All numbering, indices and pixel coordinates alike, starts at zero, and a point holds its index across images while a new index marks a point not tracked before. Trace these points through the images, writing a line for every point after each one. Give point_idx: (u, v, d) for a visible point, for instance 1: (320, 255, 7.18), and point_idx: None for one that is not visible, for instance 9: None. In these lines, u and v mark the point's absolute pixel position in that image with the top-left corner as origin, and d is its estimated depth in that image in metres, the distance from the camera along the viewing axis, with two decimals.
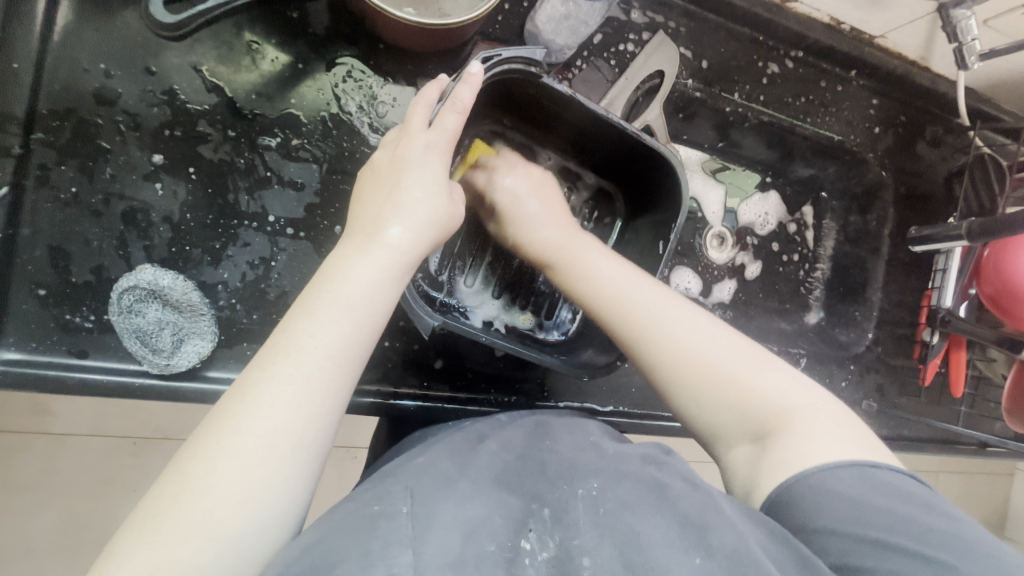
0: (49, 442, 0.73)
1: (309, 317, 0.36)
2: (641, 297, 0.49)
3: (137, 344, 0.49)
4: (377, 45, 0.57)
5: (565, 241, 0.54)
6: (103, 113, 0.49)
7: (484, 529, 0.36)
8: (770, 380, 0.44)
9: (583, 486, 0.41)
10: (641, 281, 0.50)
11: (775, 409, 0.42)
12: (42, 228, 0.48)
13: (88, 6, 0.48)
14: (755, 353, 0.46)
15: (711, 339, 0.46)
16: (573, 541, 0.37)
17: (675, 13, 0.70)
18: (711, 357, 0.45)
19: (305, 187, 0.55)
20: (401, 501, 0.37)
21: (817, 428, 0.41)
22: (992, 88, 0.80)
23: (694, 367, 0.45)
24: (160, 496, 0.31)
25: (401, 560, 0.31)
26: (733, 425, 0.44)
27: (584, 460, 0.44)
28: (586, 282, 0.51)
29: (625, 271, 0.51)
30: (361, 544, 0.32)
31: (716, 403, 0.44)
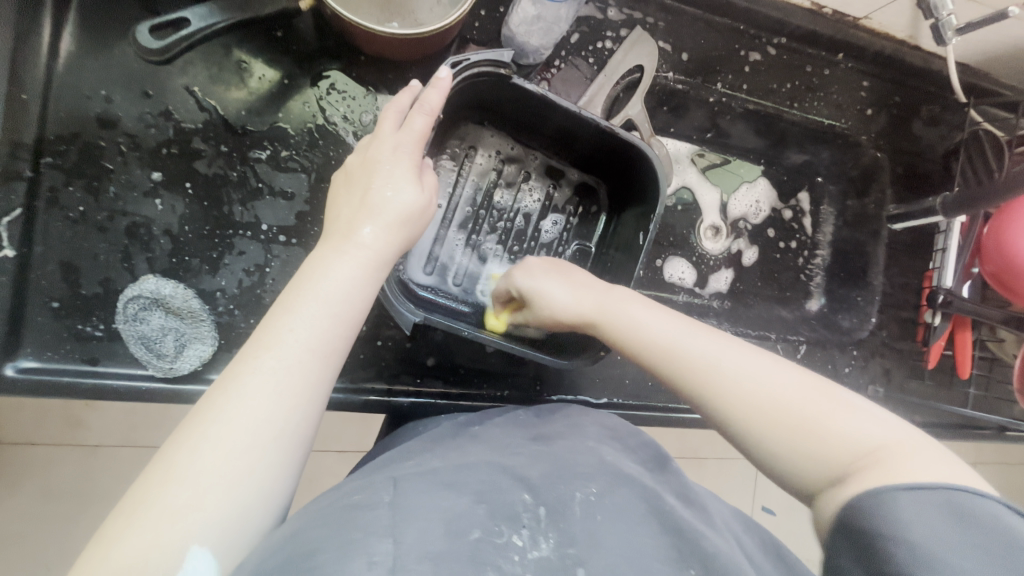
0: (87, 451, 0.80)
1: (290, 313, 0.39)
2: (693, 345, 0.45)
3: (142, 349, 0.53)
4: (358, 57, 0.59)
5: (598, 302, 0.51)
6: (105, 136, 0.53)
7: (465, 518, 0.37)
8: (841, 414, 0.39)
9: (581, 489, 0.42)
10: (698, 331, 0.47)
11: (861, 447, 0.37)
12: (53, 245, 0.52)
13: (88, 38, 0.52)
14: (819, 387, 0.42)
15: (775, 380, 0.42)
16: (567, 549, 0.37)
17: (652, 8, 0.71)
18: (769, 396, 0.41)
19: (295, 196, 0.57)
20: (383, 491, 0.39)
21: (896, 460, 0.36)
22: (987, 62, 0.78)
23: (752, 413, 0.41)
24: (145, 485, 0.33)
25: (380, 548, 0.32)
26: (808, 467, 0.39)
27: (579, 459, 0.45)
28: (634, 332, 0.48)
29: (669, 319, 0.48)
30: (337, 532, 0.34)
31: (788, 445, 0.40)
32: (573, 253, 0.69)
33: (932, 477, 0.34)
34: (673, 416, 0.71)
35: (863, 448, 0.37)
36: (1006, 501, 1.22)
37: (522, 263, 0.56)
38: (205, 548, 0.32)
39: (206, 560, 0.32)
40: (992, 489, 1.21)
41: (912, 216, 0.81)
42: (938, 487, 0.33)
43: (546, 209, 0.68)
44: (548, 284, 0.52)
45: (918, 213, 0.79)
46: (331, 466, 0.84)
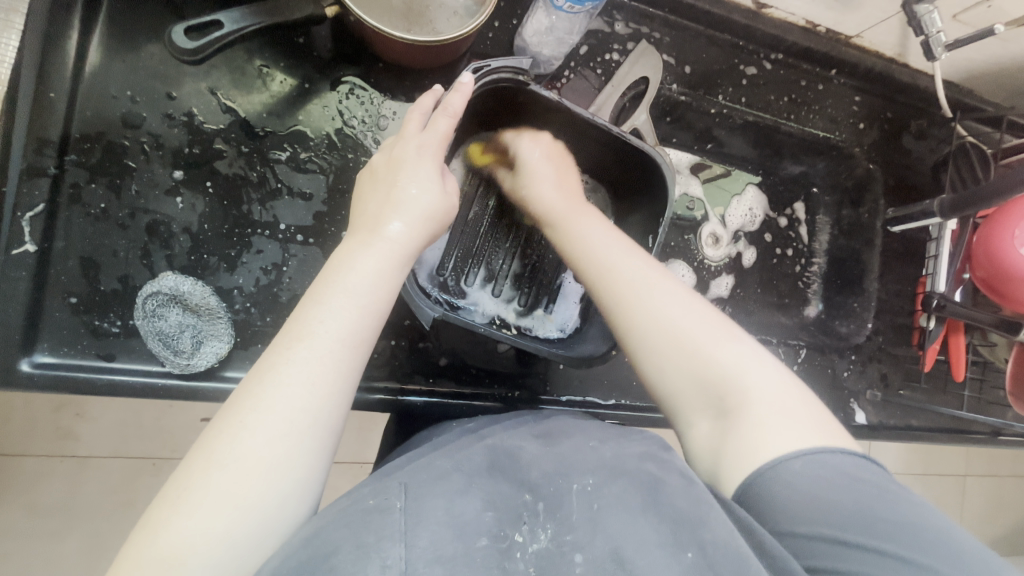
0: (73, 464, 0.80)
1: (318, 306, 0.40)
2: (627, 272, 0.49)
3: (160, 345, 0.53)
4: (376, 64, 0.61)
5: (567, 211, 0.57)
6: (129, 136, 0.54)
7: (473, 525, 0.36)
8: (735, 351, 0.44)
9: (578, 480, 0.40)
10: (634, 254, 0.51)
11: (736, 385, 0.42)
12: (75, 242, 0.52)
13: (115, 40, 0.53)
14: (722, 326, 0.46)
15: (682, 312, 0.46)
16: (565, 536, 0.37)
17: (656, 24, 0.74)
18: (676, 330, 0.45)
19: (313, 197, 0.59)
20: (395, 495, 0.37)
21: (772, 408, 0.41)
22: (970, 80, 0.82)
23: (658, 341, 0.46)
24: (191, 471, 0.35)
25: (394, 553, 0.33)
26: (695, 394, 0.44)
27: (580, 454, 0.43)
28: (587, 248, 0.53)
29: (619, 243, 0.52)
30: (354, 536, 0.33)
31: (675, 371, 0.45)
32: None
33: (811, 436, 0.39)
34: None
35: (742, 386, 0.42)
36: (1001, 509, 1.24)
37: (531, 134, 0.62)
38: (245, 528, 0.34)
39: (250, 544, 0.34)
40: (987, 498, 1.23)
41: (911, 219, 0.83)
42: (811, 451, 0.38)
43: None
44: (535, 177, 0.60)
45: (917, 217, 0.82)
46: (336, 470, 0.84)
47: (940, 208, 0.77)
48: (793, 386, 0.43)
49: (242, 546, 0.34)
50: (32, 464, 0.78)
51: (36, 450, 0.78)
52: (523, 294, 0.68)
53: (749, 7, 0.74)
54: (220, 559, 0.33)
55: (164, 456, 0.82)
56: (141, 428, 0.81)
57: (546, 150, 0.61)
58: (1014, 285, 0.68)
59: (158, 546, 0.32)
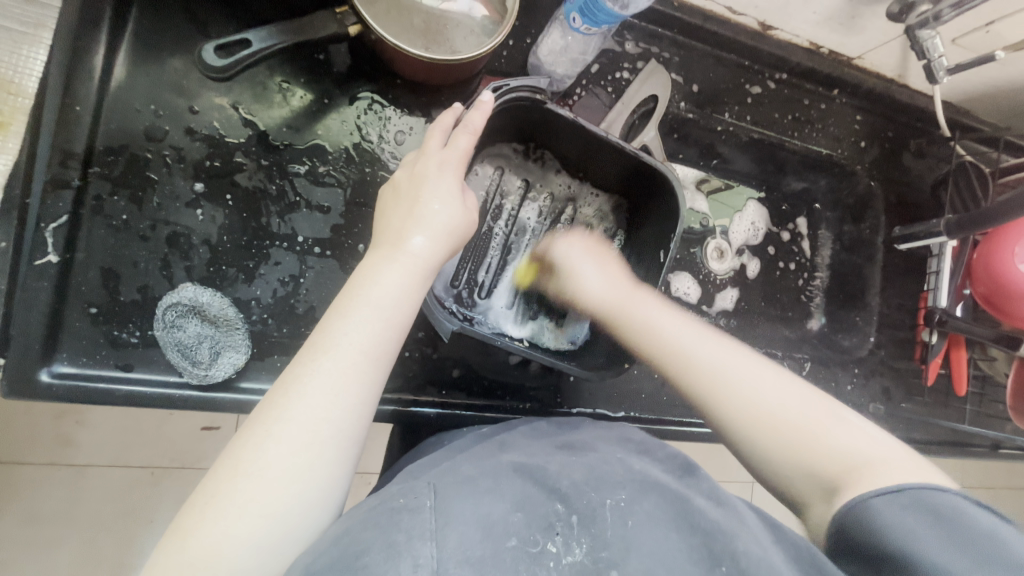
0: (72, 472, 0.79)
1: (343, 317, 0.41)
2: (704, 353, 0.51)
3: (178, 356, 0.53)
4: (394, 80, 0.62)
5: (622, 298, 0.58)
6: (151, 148, 0.54)
7: (501, 527, 0.37)
8: (834, 430, 0.45)
9: (611, 496, 0.41)
10: (708, 340, 0.53)
11: (844, 463, 0.42)
12: (96, 252, 0.52)
13: (141, 55, 0.54)
14: (819, 405, 0.47)
15: (772, 393, 0.48)
16: (601, 552, 0.38)
17: (665, 44, 0.76)
18: (773, 412, 0.46)
19: (331, 210, 0.59)
20: (424, 495, 0.38)
21: (893, 476, 0.40)
22: (968, 101, 0.85)
23: (761, 425, 0.46)
24: (218, 480, 0.35)
25: (424, 552, 0.33)
26: (806, 482, 0.44)
27: (611, 468, 0.45)
28: (654, 329, 0.54)
29: (681, 325, 0.55)
30: (382, 535, 0.34)
31: (785, 453, 0.45)
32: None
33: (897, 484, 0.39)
34: (688, 432, 0.72)
35: (846, 464, 0.42)
36: None
37: (566, 237, 0.66)
38: (268, 537, 0.34)
39: (272, 553, 0.34)
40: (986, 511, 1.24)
41: (917, 236, 0.83)
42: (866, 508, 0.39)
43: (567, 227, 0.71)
44: (579, 271, 0.62)
45: (923, 234, 0.82)
46: None
47: (945, 226, 0.77)
48: (901, 454, 0.43)
49: (262, 553, 0.34)
50: (33, 471, 0.78)
51: (34, 458, 0.77)
52: (534, 307, 0.69)
53: (755, 29, 0.76)
54: (241, 567, 0.33)
55: (165, 465, 0.82)
56: (143, 437, 0.81)
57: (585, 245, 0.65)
58: (1015, 302, 0.69)
59: (181, 550, 0.33)
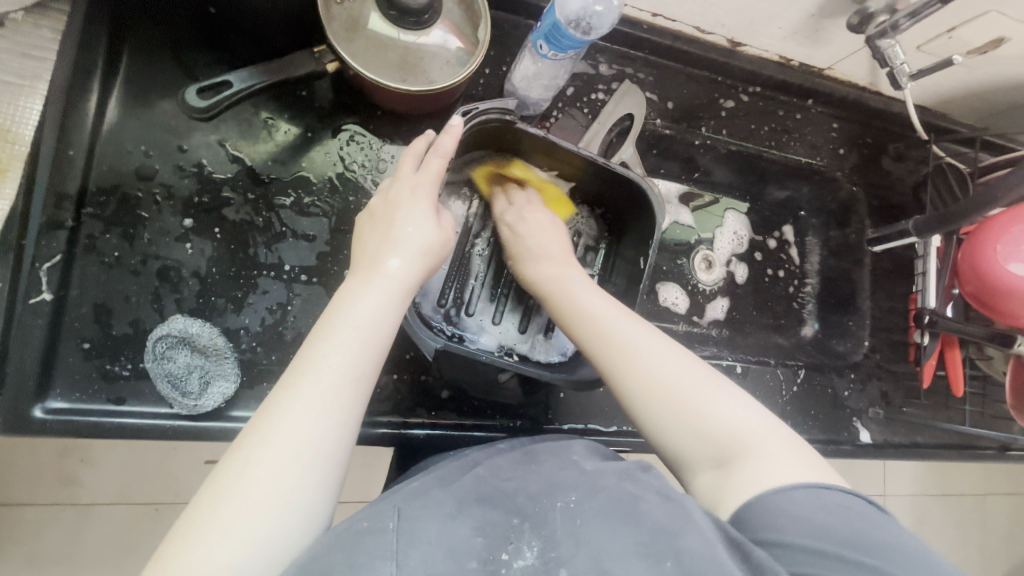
0: (75, 512, 0.79)
1: (324, 341, 0.42)
2: (619, 327, 0.51)
3: (167, 386, 0.54)
4: (375, 112, 0.65)
5: (556, 278, 0.59)
6: (142, 188, 0.57)
7: (463, 547, 0.37)
8: (727, 405, 0.45)
9: (562, 498, 0.42)
10: (625, 317, 0.52)
11: (733, 435, 0.43)
12: (89, 289, 0.54)
13: (131, 99, 0.57)
14: (716, 381, 0.47)
15: (673, 366, 0.47)
16: (550, 553, 0.38)
17: (637, 64, 0.78)
18: (670, 379, 0.46)
19: (316, 238, 0.61)
20: (389, 517, 0.38)
21: (772, 451, 0.42)
22: (941, 105, 0.86)
23: (656, 392, 0.46)
24: (199, 506, 0.36)
25: (385, 571, 0.33)
26: (698, 450, 0.44)
27: (565, 473, 0.45)
28: (579, 312, 0.54)
29: (606, 304, 0.54)
30: (349, 556, 0.34)
31: (677, 418, 0.45)
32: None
33: (791, 472, 0.40)
34: None
35: (733, 437, 0.43)
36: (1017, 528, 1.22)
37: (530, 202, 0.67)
38: (247, 563, 0.34)
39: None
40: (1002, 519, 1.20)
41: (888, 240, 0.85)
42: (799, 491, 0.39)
43: None
44: (537, 233, 0.64)
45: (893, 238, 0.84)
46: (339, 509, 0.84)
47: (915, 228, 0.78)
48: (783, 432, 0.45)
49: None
50: (37, 509, 0.78)
51: (38, 499, 0.78)
52: (522, 321, 0.69)
53: (725, 46, 0.79)
54: None
55: (167, 501, 0.82)
56: (146, 472, 0.82)
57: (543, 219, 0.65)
58: (1003, 300, 0.70)
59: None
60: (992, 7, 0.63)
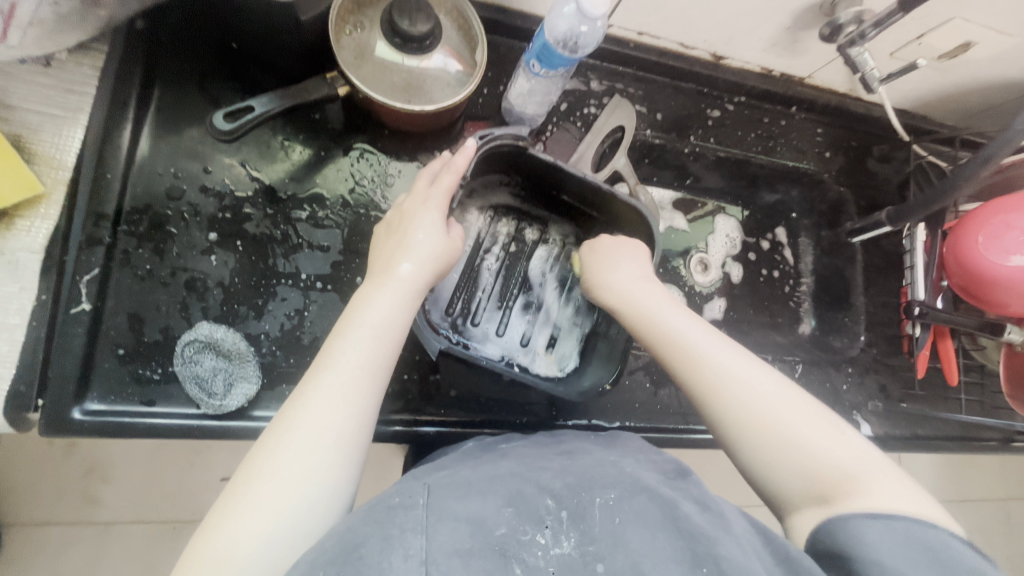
0: (102, 525, 0.90)
1: (342, 338, 0.46)
2: (714, 355, 0.51)
3: (195, 388, 0.58)
4: (382, 131, 0.70)
5: (635, 301, 0.58)
6: (171, 206, 0.62)
7: (492, 519, 0.39)
8: (832, 441, 0.45)
9: (601, 495, 0.43)
10: (722, 345, 0.52)
11: (840, 470, 0.43)
12: (124, 299, 0.59)
13: (162, 127, 0.63)
14: (821, 416, 0.47)
15: (773, 399, 0.48)
16: (588, 547, 0.39)
17: (626, 79, 0.83)
18: (770, 410, 0.47)
19: (330, 249, 0.66)
20: (418, 495, 0.41)
21: (881, 488, 0.42)
22: (920, 107, 0.90)
23: (758, 425, 0.47)
24: (235, 484, 0.40)
25: (415, 544, 0.35)
26: (798, 484, 0.44)
27: (603, 471, 0.46)
28: (671, 336, 0.54)
29: (702, 331, 0.54)
30: (382, 531, 0.36)
31: (777, 450, 0.46)
32: (581, 300, 0.73)
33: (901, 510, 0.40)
34: (685, 437, 0.74)
35: (839, 472, 0.43)
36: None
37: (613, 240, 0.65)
38: (275, 533, 0.38)
39: (277, 548, 0.37)
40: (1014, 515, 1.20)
41: (866, 230, 0.90)
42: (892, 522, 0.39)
43: (556, 260, 0.74)
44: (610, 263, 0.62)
45: (871, 227, 0.89)
46: None
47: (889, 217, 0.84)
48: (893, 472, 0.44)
49: (272, 551, 0.37)
50: (68, 524, 0.89)
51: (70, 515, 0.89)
52: (527, 334, 0.71)
53: (708, 60, 0.84)
54: (251, 559, 0.36)
55: (183, 518, 0.92)
56: (160, 489, 0.92)
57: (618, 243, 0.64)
58: (987, 290, 0.73)
59: (203, 548, 0.37)
60: (955, 13, 0.67)
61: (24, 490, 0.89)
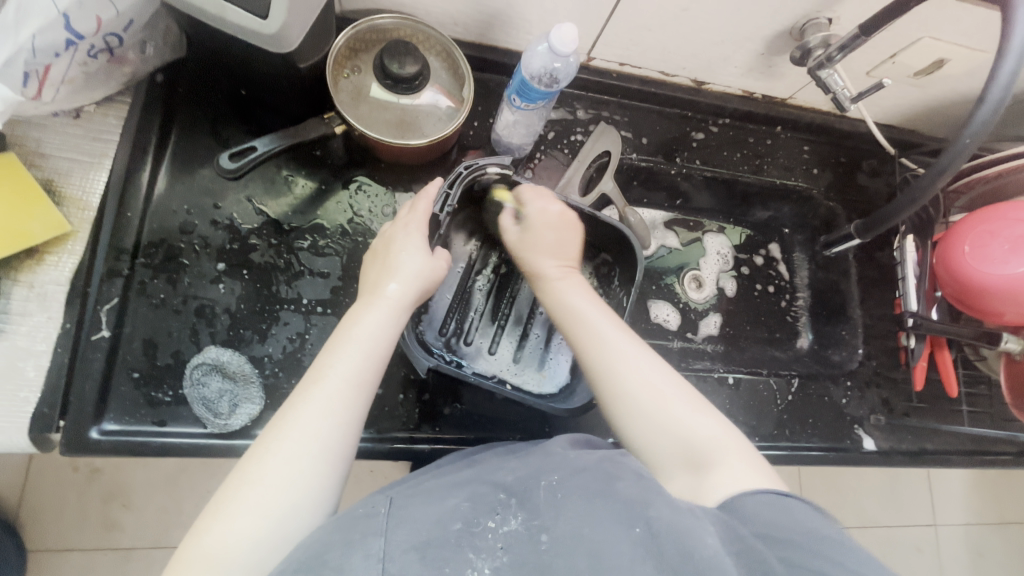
0: (120, 552, 0.96)
1: (333, 353, 0.49)
2: (612, 336, 0.56)
3: (203, 409, 0.62)
4: (379, 164, 0.75)
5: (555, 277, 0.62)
6: (184, 240, 0.67)
7: (449, 515, 0.42)
8: (700, 420, 0.50)
9: (546, 479, 0.46)
10: (618, 327, 0.57)
11: (707, 445, 0.49)
12: (139, 326, 0.63)
13: (178, 168, 0.69)
14: (691, 396, 0.53)
15: (654, 380, 0.53)
16: (533, 521, 0.42)
17: (612, 107, 0.87)
18: (652, 391, 0.52)
19: (330, 275, 0.70)
20: (380, 505, 0.43)
21: (740, 464, 0.47)
22: (904, 122, 0.92)
23: (643, 402, 0.52)
24: (227, 489, 0.43)
25: (375, 544, 0.38)
26: (671, 452, 0.50)
27: (550, 461, 0.50)
28: (578, 312, 0.59)
29: (605, 313, 0.59)
30: (343, 535, 0.39)
31: (652, 422, 0.51)
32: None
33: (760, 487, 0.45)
34: None
35: (703, 445, 0.49)
36: None
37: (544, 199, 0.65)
38: (263, 534, 0.41)
39: (265, 547, 0.41)
40: None
41: (841, 241, 0.91)
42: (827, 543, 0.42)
43: None
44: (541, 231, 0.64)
45: (844, 240, 0.89)
46: None
47: (855, 232, 0.80)
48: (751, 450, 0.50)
49: (261, 548, 0.41)
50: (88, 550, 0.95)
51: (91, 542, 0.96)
52: (519, 352, 0.73)
53: (690, 86, 0.87)
54: (245, 556, 0.40)
55: None
56: (175, 515, 0.98)
57: (555, 212, 0.64)
58: (980, 299, 0.72)
59: (198, 546, 0.41)
60: (924, 33, 0.70)
61: (51, 514, 0.96)
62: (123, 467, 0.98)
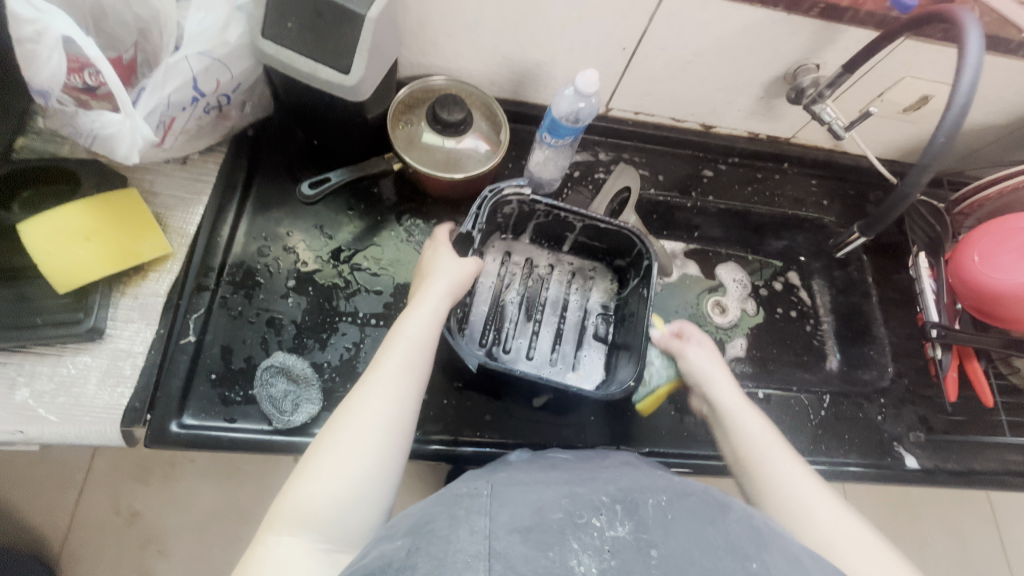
0: None
1: (391, 343, 0.56)
2: (803, 483, 0.56)
3: (269, 406, 0.68)
4: (427, 199, 0.87)
5: (734, 414, 0.63)
6: (260, 260, 0.77)
7: (550, 506, 0.46)
8: None
9: (654, 496, 0.49)
10: (811, 477, 0.57)
11: None
12: (219, 334, 0.72)
13: (259, 204, 0.81)
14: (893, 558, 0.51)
15: (851, 528, 0.53)
16: (641, 534, 0.44)
17: (629, 150, 0.98)
18: (851, 539, 0.52)
19: (383, 291, 0.79)
20: (482, 488, 0.48)
21: None
22: (901, 155, 1.01)
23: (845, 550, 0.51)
24: (309, 459, 0.50)
25: (481, 522, 0.42)
26: None
27: (652, 481, 0.52)
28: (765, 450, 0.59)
29: (794, 461, 0.59)
30: (448, 510, 0.44)
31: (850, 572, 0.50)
32: (597, 324, 0.81)
33: None
34: (715, 464, 0.77)
35: None
36: None
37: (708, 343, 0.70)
38: (338, 490, 0.47)
39: (340, 502, 0.47)
40: None
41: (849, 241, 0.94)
42: None
43: (570, 291, 0.83)
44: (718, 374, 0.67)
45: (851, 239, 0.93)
46: None
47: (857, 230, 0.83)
48: None
49: (336, 504, 0.47)
50: None
51: None
52: (553, 354, 0.78)
53: (699, 129, 0.98)
54: (330, 511, 0.46)
55: None
56: (205, 563, 1.05)
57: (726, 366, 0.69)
58: (999, 306, 0.75)
59: (291, 505, 0.47)
60: (905, 74, 0.80)
61: (92, 557, 1.03)
62: (161, 513, 1.06)
